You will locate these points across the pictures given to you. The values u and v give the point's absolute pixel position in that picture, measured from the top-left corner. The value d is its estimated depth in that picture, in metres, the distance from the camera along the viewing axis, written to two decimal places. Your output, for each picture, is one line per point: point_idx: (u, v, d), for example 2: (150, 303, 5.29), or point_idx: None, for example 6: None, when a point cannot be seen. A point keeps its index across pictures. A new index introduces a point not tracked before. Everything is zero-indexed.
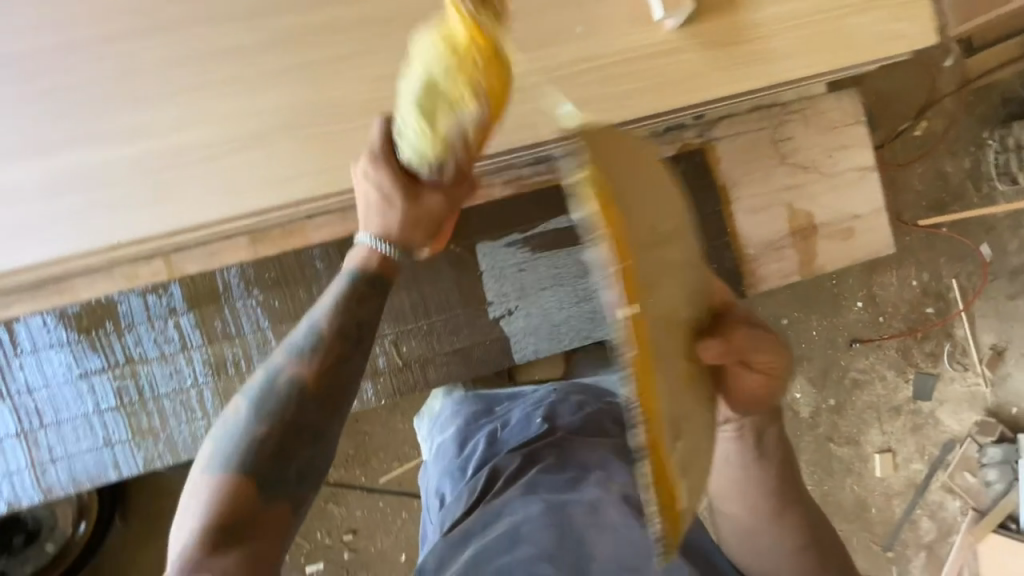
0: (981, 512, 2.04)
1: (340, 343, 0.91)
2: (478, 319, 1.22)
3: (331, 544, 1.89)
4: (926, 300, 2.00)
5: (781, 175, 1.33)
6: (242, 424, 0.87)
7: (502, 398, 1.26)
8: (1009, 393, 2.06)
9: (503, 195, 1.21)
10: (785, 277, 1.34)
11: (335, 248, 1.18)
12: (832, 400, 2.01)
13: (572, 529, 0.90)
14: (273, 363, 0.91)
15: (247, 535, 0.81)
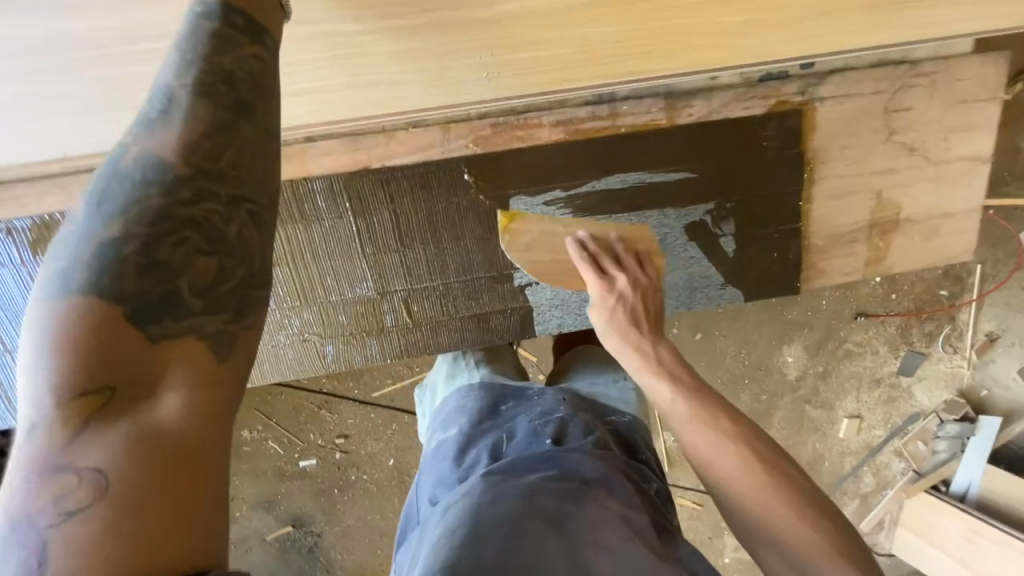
0: (918, 474, 1.83)
1: (214, 169, 0.58)
2: (501, 285, 1.07)
3: (324, 445, 1.72)
4: (942, 282, 1.72)
5: (880, 155, 1.11)
6: (75, 262, 0.52)
7: (509, 393, 1.04)
8: (984, 376, 1.80)
9: (547, 140, 1.00)
10: (847, 274, 1.19)
11: (340, 185, 0.96)
12: (820, 367, 1.76)
13: (573, 545, 0.73)
14: (99, 170, 0.56)
15: (124, 403, 0.49)
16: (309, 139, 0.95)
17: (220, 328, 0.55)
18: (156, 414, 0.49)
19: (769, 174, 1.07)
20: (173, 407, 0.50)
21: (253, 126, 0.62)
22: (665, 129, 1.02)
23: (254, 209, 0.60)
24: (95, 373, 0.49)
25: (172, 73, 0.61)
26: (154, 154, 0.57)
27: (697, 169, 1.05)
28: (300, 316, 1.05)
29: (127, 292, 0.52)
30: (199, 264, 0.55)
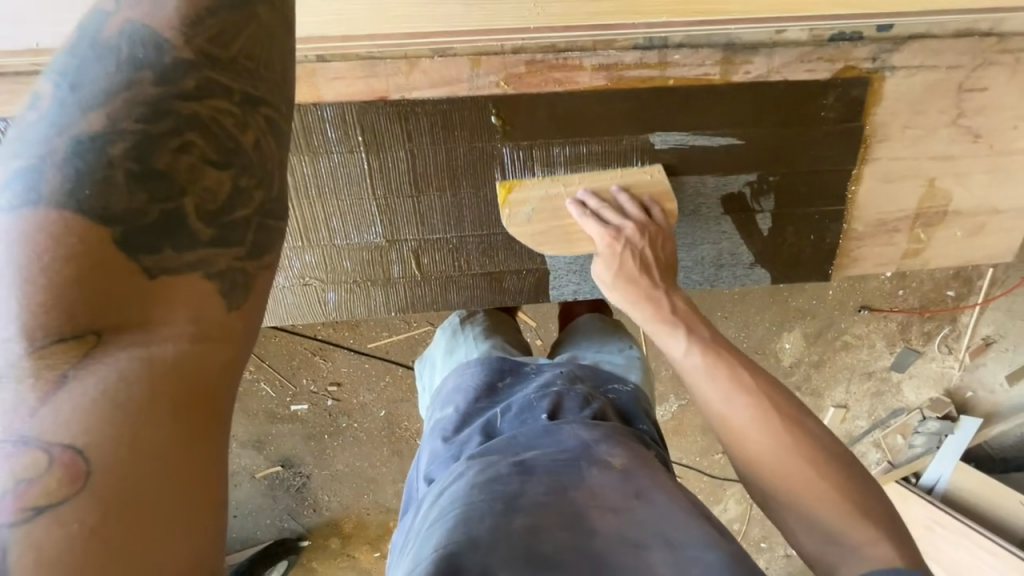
0: (892, 465, 1.87)
1: (221, 58, 0.52)
2: (520, 245, 1.00)
3: (316, 391, 1.69)
4: (951, 282, 1.65)
5: (942, 139, 1.02)
6: (45, 159, 0.45)
7: (510, 368, 1.02)
8: (973, 379, 1.78)
9: (586, 86, 0.90)
10: (880, 265, 1.13)
11: (352, 116, 0.86)
12: (816, 355, 1.72)
13: (573, 514, 0.71)
14: (70, 84, 0.48)
15: (121, 346, 0.42)
16: (321, 58, 0.84)
17: (236, 265, 0.50)
18: (154, 356, 0.42)
19: (821, 148, 0.98)
20: (173, 354, 0.43)
21: (270, 13, 0.55)
22: (716, 86, 0.92)
23: (271, 114, 0.55)
24: (86, 315, 0.42)
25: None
26: (143, 28, 0.50)
27: (745, 136, 0.96)
28: (302, 258, 0.97)
29: (115, 206, 0.45)
30: (210, 177, 0.50)
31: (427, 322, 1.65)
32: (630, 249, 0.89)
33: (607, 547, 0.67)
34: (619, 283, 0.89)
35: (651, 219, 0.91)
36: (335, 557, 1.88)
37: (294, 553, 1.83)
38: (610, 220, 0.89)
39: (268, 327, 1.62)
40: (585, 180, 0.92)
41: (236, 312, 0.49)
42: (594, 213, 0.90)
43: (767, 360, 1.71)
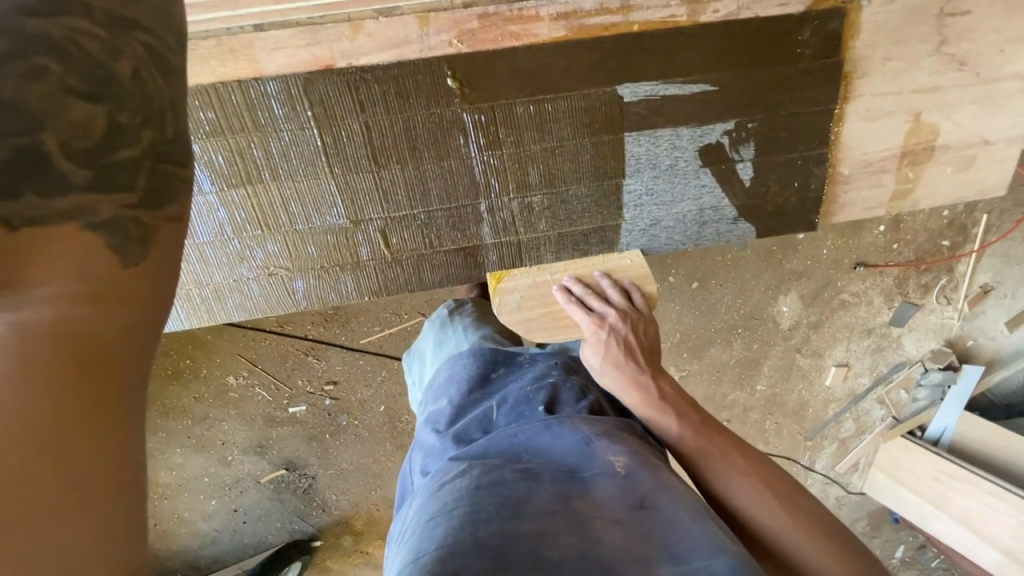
0: (896, 421, 1.82)
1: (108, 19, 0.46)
2: (493, 216, 0.96)
3: (312, 392, 1.66)
4: (945, 231, 1.62)
5: (925, 70, 0.97)
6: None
7: (502, 359, 0.98)
8: (972, 328, 1.76)
9: (545, 38, 0.84)
10: (869, 209, 1.08)
11: (299, 88, 0.81)
12: (815, 317, 1.68)
13: (577, 522, 0.65)
14: None
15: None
16: (258, 28, 0.78)
17: (121, 207, 0.46)
18: (29, 323, 0.37)
19: (800, 89, 0.93)
20: (53, 315, 0.38)
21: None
22: (684, 28, 0.87)
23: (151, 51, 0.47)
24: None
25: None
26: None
27: (719, 80, 0.91)
28: (265, 247, 0.93)
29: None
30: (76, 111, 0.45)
31: (417, 312, 1.61)
32: (614, 335, 0.91)
33: (612, 556, 0.62)
34: (608, 367, 0.89)
35: (631, 304, 0.96)
36: (348, 554, 1.86)
37: (307, 554, 1.81)
38: (592, 306, 0.93)
39: (256, 329, 1.58)
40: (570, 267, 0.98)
41: (133, 268, 0.45)
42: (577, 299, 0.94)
43: (768, 324, 1.68)
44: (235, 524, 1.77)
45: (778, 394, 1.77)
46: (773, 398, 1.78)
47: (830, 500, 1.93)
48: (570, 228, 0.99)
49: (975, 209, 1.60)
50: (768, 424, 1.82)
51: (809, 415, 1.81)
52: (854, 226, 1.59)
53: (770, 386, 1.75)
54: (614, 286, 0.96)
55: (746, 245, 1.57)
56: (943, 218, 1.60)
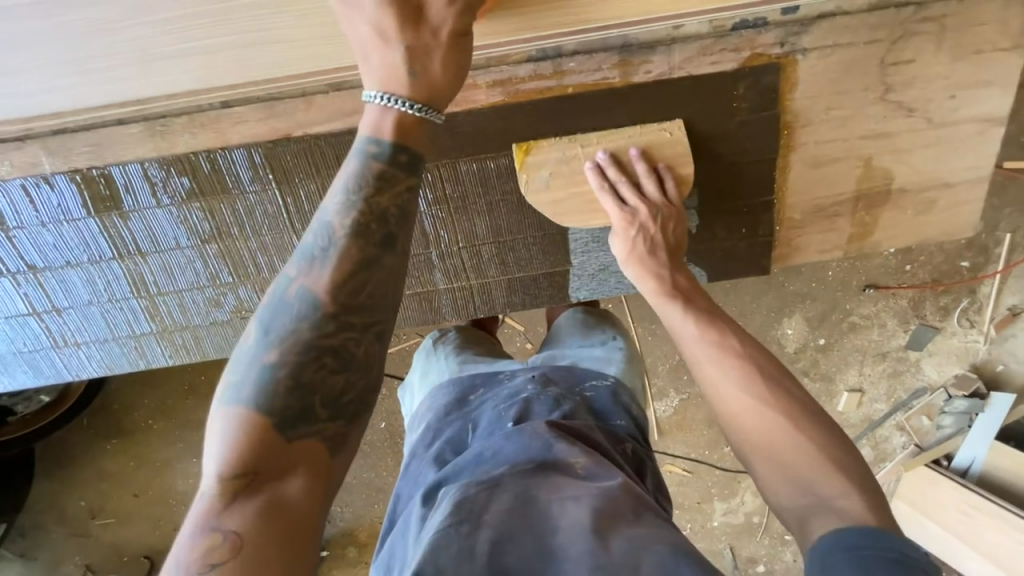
0: (920, 449, 1.72)
1: (354, 304, 0.60)
2: (449, 262, 1.02)
3: None
4: (964, 251, 1.57)
5: (872, 117, 0.97)
6: (244, 378, 0.57)
7: (479, 379, 1.00)
8: (1003, 351, 1.65)
9: (483, 103, 0.90)
10: (825, 251, 1.09)
11: (261, 156, 0.90)
12: (822, 338, 1.64)
13: (538, 523, 0.69)
14: (296, 278, 0.60)
15: (261, 488, 0.53)
16: (224, 105, 0.88)
17: (338, 431, 0.58)
18: (283, 494, 0.53)
19: (739, 140, 0.96)
20: (299, 490, 0.54)
21: (396, 257, 0.63)
22: (617, 89, 0.91)
23: (382, 330, 0.61)
24: (240, 462, 0.54)
25: (336, 213, 0.63)
26: (308, 289, 0.60)
27: (656, 134, 0.94)
28: (236, 293, 1.02)
29: (277, 407, 0.56)
30: (334, 381, 0.58)
31: (415, 335, 1.68)
32: (642, 232, 0.90)
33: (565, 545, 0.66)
34: (632, 261, 0.91)
35: (667, 194, 0.92)
36: (352, 566, 1.90)
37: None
38: (625, 197, 0.91)
39: None
40: (603, 141, 0.92)
41: (336, 463, 0.57)
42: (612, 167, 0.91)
43: (769, 348, 1.66)
44: None
45: None
46: None
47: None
48: (520, 272, 1.04)
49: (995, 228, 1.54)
50: None
51: None
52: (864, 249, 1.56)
53: None
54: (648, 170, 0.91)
55: None
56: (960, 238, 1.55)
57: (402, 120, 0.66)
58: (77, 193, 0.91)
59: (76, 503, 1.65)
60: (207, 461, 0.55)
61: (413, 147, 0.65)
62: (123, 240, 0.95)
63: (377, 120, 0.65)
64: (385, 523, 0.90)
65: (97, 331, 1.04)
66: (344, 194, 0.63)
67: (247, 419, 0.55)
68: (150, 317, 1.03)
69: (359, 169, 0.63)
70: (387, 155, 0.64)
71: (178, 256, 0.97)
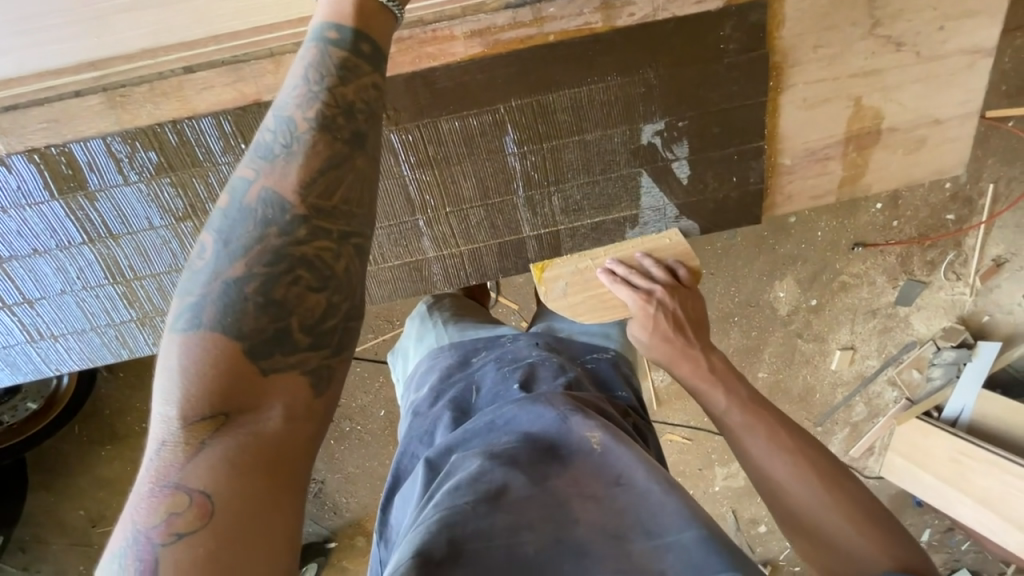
0: (911, 402, 1.75)
1: (328, 208, 0.53)
2: (438, 228, 0.99)
3: None
4: (949, 204, 1.55)
5: (860, 54, 0.95)
6: (204, 298, 0.50)
7: (481, 344, 0.96)
8: (988, 302, 1.67)
9: (462, 56, 0.86)
10: (817, 198, 1.07)
11: (231, 123, 0.85)
12: (814, 300, 1.64)
13: (555, 505, 0.66)
14: (251, 181, 0.53)
15: (234, 428, 0.47)
16: (188, 70, 0.83)
17: (323, 362, 0.52)
18: (261, 431, 0.47)
19: (729, 84, 0.93)
20: (278, 427, 0.48)
21: (369, 158, 0.55)
22: (601, 34, 0.87)
23: (361, 242, 0.55)
24: (205, 401, 0.47)
25: (295, 105, 0.54)
26: (273, 192, 0.52)
27: (643, 81, 0.91)
28: None
29: (248, 329, 0.50)
30: (311, 301, 0.52)
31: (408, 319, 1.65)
32: (662, 311, 0.93)
33: (587, 538, 0.63)
34: (657, 344, 0.92)
35: (678, 280, 0.97)
36: (363, 554, 1.92)
37: (322, 555, 1.89)
38: (639, 286, 0.94)
39: None
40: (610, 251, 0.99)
41: (320, 399, 0.51)
42: (623, 268, 0.96)
43: (765, 311, 1.65)
44: None
45: (779, 380, 1.73)
46: (774, 384, 1.74)
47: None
48: (511, 233, 1.01)
49: (981, 180, 1.53)
50: None
51: (816, 399, 1.76)
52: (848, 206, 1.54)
53: (771, 372, 1.72)
54: (655, 264, 0.96)
55: (734, 232, 1.56)
56: (943, 194, 1.54)
57: (363, 8, 0.56)
58: (38, 174, 0.86)
59: (77, 513, 1.62)
60: (160, 405, 0.47)
61: (376, 37, 0.57)
62: (92, 223, 0.90)
63: (335, 6, 0.56)
64: (386, 487, 0.87)
65: (75, 322, 0.99)
66: (304, 85, 0.54)
67: (207, 353, 0.49)
68: (129, 304, 0.99)
69: (320, 56, 0.54)
70: (350, 43, 0.55)
71: (153, 238, 0.93)
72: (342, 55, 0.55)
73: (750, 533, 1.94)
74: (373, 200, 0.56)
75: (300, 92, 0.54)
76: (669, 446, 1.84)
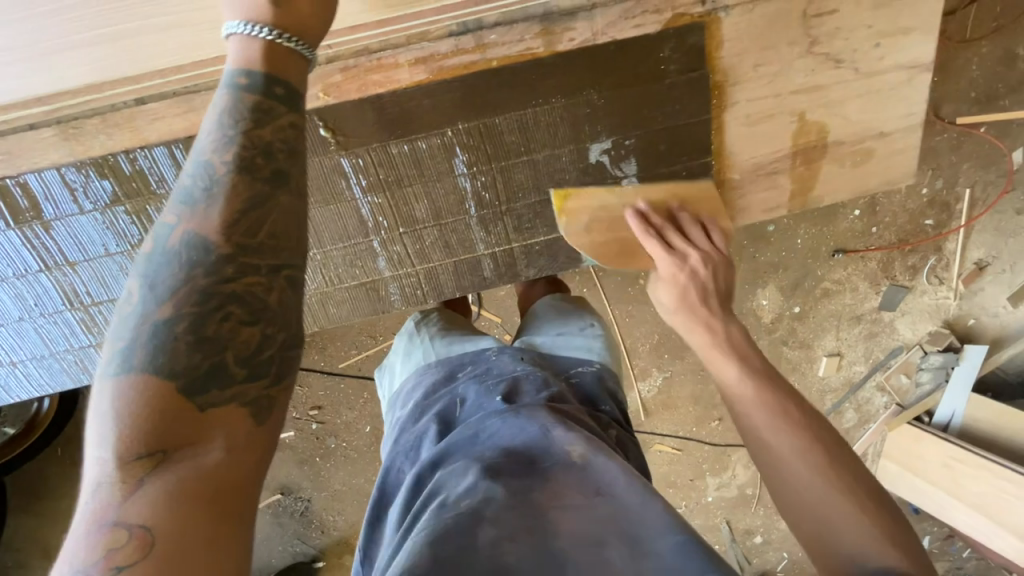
0: (901, 408, 1.73)
1: (254, 245, 0.54)
2: (393, 249, 1.01)
3: (300, 416, 1.71)
4: (927, 210, 1.55)
5: (801, 71, 0.97)
6: (133, 342, 0.49)
7: (467, 360, 0.97)
8: (973, 306, 1.67)
9: (406, 82, 0.89)
10: (770, 210, 1.09)
11: (182, 152, 0.87)
12: (797, 307, 1.63)
13: (535, 517, 0.66)
14: (173, 225, 0.53)
15: (174, 463, 0.45)
16: (138, 101, 0.85)
17: (262, 393, 0.51)
18: (202, 464, 0.45)
19: (670, 103, 0.95)
20: (218, 459, 0.46)
21: (292, 195, 0.57)
22: (542, 59, 0.90)
23: (293, 274, 0.56)
24: (142, 440, 0.45)
25: (211, 149, 0.55)
26: (195, 233, 0.53)
27: (587, 103, 0.93)
28: None
29: (180, 369, 0.48)
30: (245, 334, 0.51)
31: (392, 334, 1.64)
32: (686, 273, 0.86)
33: (569, 547, 0.63)
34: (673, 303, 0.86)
35: (714, 245, 0.88)
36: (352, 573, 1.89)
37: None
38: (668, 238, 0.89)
39: None
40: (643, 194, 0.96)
41: (261, 429, 0.50)
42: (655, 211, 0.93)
43: (746, 320, 1.64)
44: None
45: None
46: None
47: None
48: (466, 253, 1.03)
49: (957, 186, 1.52)
50: None
51: None
52: (827, 214, 1.54)
53: None
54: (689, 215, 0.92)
55: None
56: (922, 200, 1.53)
57: (274, 50, 0.57)
58: None
59: (59, 536, 1.59)
60: (92, 448, 0.45)
61: (292, 78, 0.59)
62: (48, 251, 0.92)
63: (244, 49, 0.57)
64: (370, 507, 0.86)
65: (35, 348, 1.00)
66: (219, 130, 0.56)
67: (144, 393, 0.47)
68: (87, 330, 1.00)
69: (231, 103, 0.56)
70: (262, 87, 0.57)
71: (110, 264, 0.94)
72: (254, 100, 0.57)
73: (744, 544, 1.92)
74: (300, 234, 0.57)
75: (216, 138, 0.56)
76: (658, 457, 1.81)
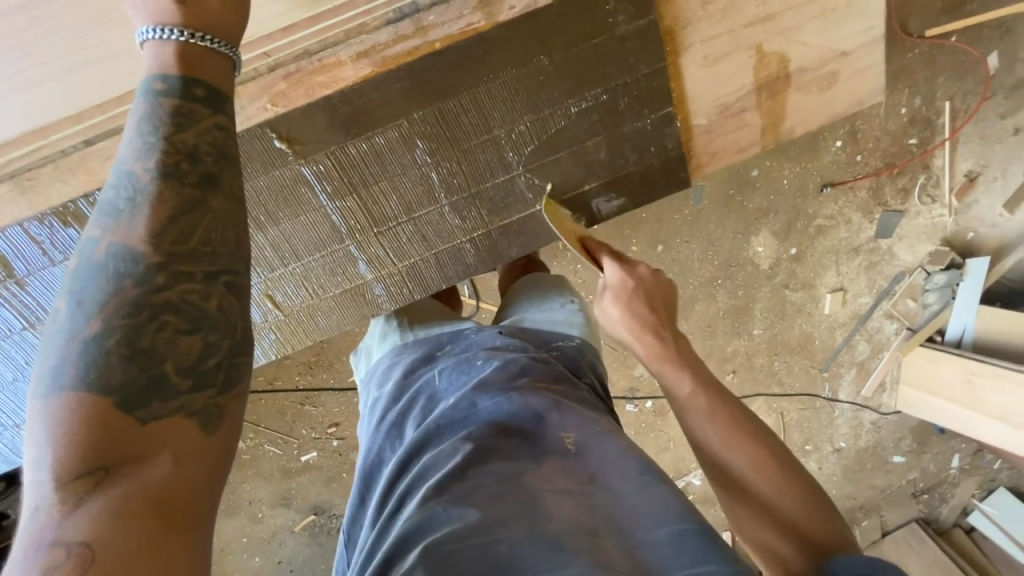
0: (912, 330, 1.70)
1: (186, 252, 0.52)
2: (370, 248, 1.00)
3: (318, 437, 1.69)
4: (908, 129, 1.52)
5: (752, 2, 0.95)
6: (64, 359, 0.47)
7: (446, 340, 0.95)
8: (969, 219, 1.63)
9: (353, 78, 0.87)
10: (743, 149, 1.07)
11: None
12: (793, 248, 1.61)
13: (524, 497, 0.64)
14: (97, 235, 0.52)
15: (115, 481, 0.43)
16: (87, 142, 0.84)
17: (210, 402, 0.50)
18: (144, 481, 0.44)
19: (623, 57, 0.93)
20: (167, 472, 0.45)
21: (223, 198, 0.56)
22: (484, 31, 0.87)
23: (231, 279, 0.54)
24: (81, 458, 0.44)
25: (134, 158, 0.54)
26: (121, 244, 0.51)
27: (537, 69, 0.91)
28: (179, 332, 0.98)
29: (116, 383, 0.47)
30: (184, 343, 0.50)
31: None
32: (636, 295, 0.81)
33: (562, 533, 0.60)
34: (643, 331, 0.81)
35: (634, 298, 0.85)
36: None
37: None
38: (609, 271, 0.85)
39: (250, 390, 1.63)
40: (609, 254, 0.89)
41: (212, 438, 0.49)
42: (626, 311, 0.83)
43: (743, 269, 1.63)
44: (284, 574, 1.80)
45: (777, 334, 1.70)
46: (773, 337, 1.71)
47: (863, 427, 1.83)
48: (437, 237, 1.01)
49: (935, 101, 1.49)
50: (769, 364, 1.73)
51: (814, 346, 1.73)
52: (808, 149, 1.51)
53: (765, 327, 1.69)
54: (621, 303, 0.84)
55: (698, 197, 1.53)
56: (901, 121, 1.50)
57: (188, 53, 0.56)
58: None
59: None
60: (31, 471, 0.44)
61: (211, 79, 0.57)
62: (28, 308, 0.92)
63: (158, 54, 0.56)
64: (354, 494, 0.84)
65: None
66: (139, 138, 0.55)
67: (79, 408, 0.46)
68: None
69: (150, 109, 0.55)
70: (180, 90, 0.56)
71: None
72: (179, 105, 0.55)
73: None
74: (240, 237, 0.56)
75: (139, 149, 0.54)
76: None
